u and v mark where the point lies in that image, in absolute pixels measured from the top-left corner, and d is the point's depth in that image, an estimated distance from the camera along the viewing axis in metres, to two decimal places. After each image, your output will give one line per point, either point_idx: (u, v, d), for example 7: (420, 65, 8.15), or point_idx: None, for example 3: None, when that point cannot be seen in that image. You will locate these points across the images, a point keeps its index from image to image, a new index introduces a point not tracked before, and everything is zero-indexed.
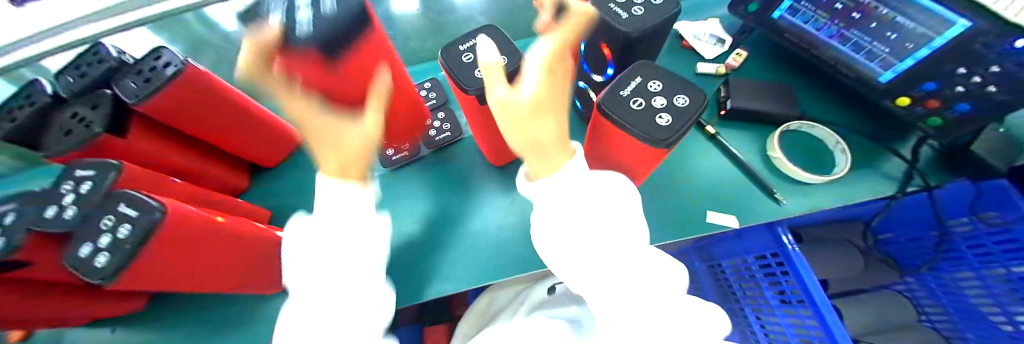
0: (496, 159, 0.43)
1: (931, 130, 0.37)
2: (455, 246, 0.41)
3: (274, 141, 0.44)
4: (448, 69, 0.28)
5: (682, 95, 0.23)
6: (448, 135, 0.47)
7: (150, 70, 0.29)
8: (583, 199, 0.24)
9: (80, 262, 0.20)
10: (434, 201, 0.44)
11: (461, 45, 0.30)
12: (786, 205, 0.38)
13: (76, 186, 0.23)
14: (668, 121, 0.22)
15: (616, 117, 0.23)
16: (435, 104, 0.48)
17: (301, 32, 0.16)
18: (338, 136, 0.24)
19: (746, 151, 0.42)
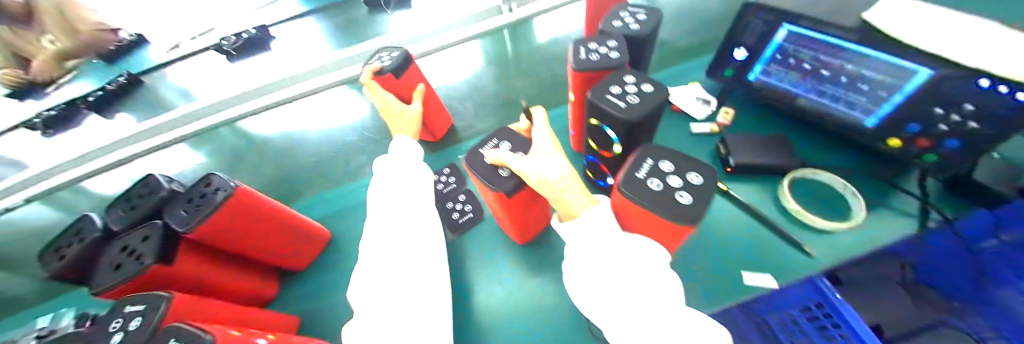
0: (520, 237, 0.45)
1: (929, 165, 0.39)
2: (494, 333, 0.40)
3: (299, 242, 0.47)
4: (472, 170, 0.33)
5: (695, 173, 0.26)
6: (471, 215, 0.50)
7: (201, 197, 0.36)
8: (622, 282, 0.25)
9: None
10: (467, 287, 0.45)
11: (482, 148, 0.34)
12: (816, 258, 0.39)
13: (125, 323, 0.26)
14: (689, 198, 0.24)
15: (639, 198, 0.25)
16: (455, 188, 0.51)
17: (387, 66, 0.43)
18: (401, 110, 0.44)
19: (762, 205, 0.45)
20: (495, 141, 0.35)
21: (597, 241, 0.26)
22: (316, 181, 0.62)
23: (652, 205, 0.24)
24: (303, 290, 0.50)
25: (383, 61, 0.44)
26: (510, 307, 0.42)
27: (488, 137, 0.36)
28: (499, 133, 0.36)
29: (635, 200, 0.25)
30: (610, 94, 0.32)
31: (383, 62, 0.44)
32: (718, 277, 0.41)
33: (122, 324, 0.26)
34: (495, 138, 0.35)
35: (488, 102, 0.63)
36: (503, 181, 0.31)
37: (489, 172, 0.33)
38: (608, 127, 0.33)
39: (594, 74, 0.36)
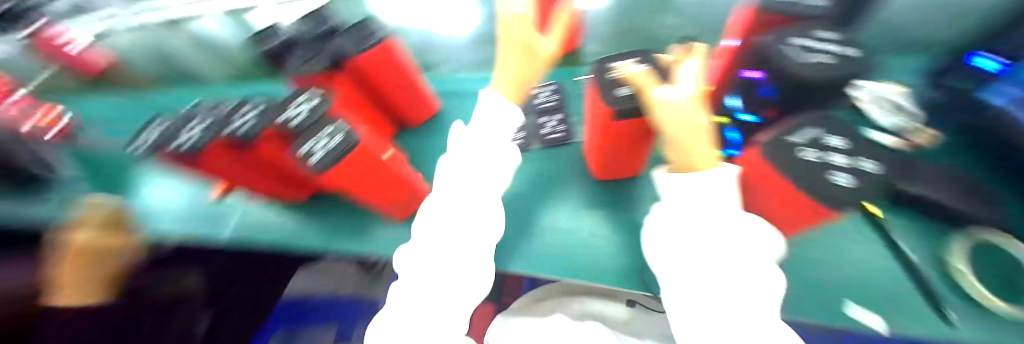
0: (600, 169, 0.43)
1: None
2: (546, 239, 0.43)
3: (417, 103, 0.53)
4: (600, 80, 0.31)
5: (867, 159, 0.21)
6: (559, 136, 0.48)
7: (365, 32, 0.41)
8: (712, 228, 0.24)
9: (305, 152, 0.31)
10: (538, 195, 0.47)
11: (619, 60, 0.32)
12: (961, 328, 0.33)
13: (304, 101, 0.35)
14: (848, 181, 0.20)
15: (782, 161, 0.22)
16: (553, 106, 0.51)
17: None
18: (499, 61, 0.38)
19: (916, 251, 0.39)
20: (631, 59, 0.31)
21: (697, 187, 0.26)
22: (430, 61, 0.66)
23: (790, 171, 0.21)
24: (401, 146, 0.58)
25: None
26: (571, 228, 0.43)
27: (627, 53, 0.32)
28: (635, 53, 0.32)
29: (769, 162, 0.22)
30: (795, 45, 0.27)
31: None
32: (816, 292, 0.37)
33: (304, 100, 0.35)
34: (631, 58, 0.31)
35: (615, 37, 0.58)
36: (620, 102, 0.29)
37: (608, 86, 0.30)
38: (772, 80, 0.29)
39: (780, 21, 0.30)
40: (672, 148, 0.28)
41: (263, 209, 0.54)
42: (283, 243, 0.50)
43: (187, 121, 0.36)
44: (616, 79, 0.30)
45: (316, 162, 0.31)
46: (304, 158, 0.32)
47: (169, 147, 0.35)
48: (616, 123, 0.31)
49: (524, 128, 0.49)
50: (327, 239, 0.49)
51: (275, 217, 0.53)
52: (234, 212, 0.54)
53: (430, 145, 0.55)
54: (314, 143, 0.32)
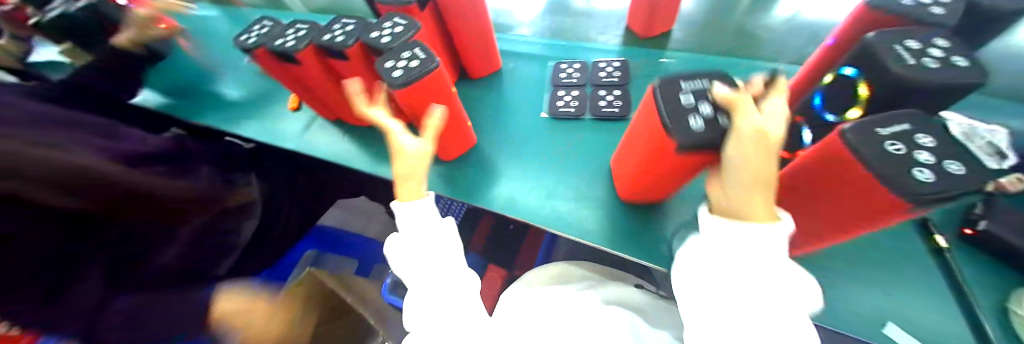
0: (624, 191, 0.39)
1: None
2: (576, 201, 0.43)
3: (486, 56, 0.54)
4: (666, 104, 0.24)
5: (955, 163, 0.21)
6: (615, 111, 0.48)
7: None
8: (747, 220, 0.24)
9: (386, 71, 0.35)
10: (574, 158, 0.46)
11: (683, 83, 0.26)
12: None
13: (391, 27, 0.39)
14: (929, 177, 0.20)
15: (858, 149, 0.22)
16: (614, 82, 0.50)
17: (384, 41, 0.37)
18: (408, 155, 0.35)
19: (979, 291, 0.32)
20: (704, 81, 0.25)
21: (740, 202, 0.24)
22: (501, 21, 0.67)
23: (871, 157, 0.21)
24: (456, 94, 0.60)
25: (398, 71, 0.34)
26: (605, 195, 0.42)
27: (699, 76, 0.26)
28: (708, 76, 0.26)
29: (849, 146, 0.22)
30: (903, 45, 0.26)
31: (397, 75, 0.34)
32: (856, 310, 0.32)
33: (391, 26, 0.39)
34: (708, 81, 0.25)
35: (697, 28, 0.57)
36: (693, 133, 0.23)
37: (678, 111, 0.24)
38: (861, 79, 0.28)
39: (888, 22, 0.29)
40: (735, 192, 0.24)
41: (325, 125, 0.59)
42: (335, 158, 0.54)
43: (288, 30, 0.43)
44: (689, 104, 0.24)
45: (393, 79, 0.34)
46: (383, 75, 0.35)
47: (272, 45, 0.42)
48: (679, 156, 0.25)
49: (581, 97, 0.50)
50: (373, 162, 0.53)
51: (334, 133, 0.58)
52: (302, 122, 0.60)
53: (482, 96, 0.55)
54: (397, 62, 0.35)
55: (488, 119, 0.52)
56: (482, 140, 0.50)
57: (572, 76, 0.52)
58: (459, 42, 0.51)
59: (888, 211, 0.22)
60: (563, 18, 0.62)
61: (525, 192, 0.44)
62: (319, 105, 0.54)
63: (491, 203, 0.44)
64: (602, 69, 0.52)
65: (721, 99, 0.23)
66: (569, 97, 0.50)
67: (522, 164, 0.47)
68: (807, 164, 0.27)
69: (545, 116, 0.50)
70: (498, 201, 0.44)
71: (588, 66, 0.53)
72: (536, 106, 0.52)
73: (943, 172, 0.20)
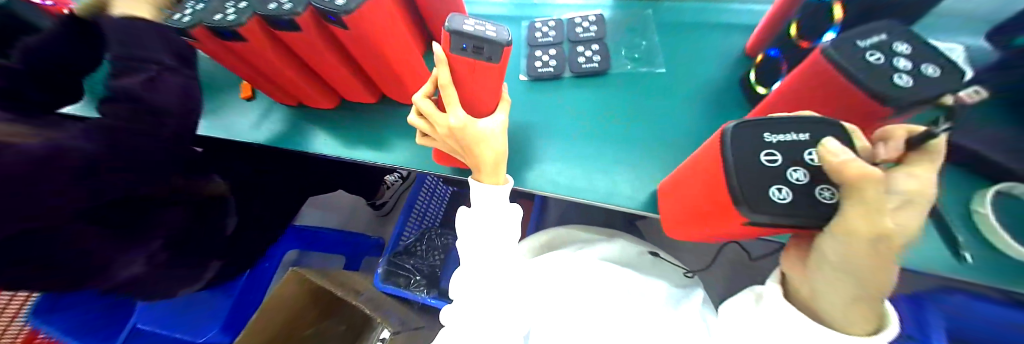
0: (672, 228, 0.34)
1: None
2: (563, 161, 0.41)
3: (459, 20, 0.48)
4: (736, 162, 0.22)
5: (932, 66, 0.21)
6: (595, 66, 0.47)
7: None
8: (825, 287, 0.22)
9: (480, 37, 0.26)
10: (557, 120, 0.44)
11: (772, 136, 0.23)
12: (971, 266, 0.30)
13: None
14: (909, 81, 0.20)
15: (841, 65, 0.22)
16: (591, 37, 0.49)
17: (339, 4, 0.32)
18: (487, 141, 0.35)
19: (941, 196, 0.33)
20: (801, 137, 0.23)
21: (825, 279, 0.22)
22: None
23: (859, 73, 0.21)
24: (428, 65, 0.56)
25: (489, 33, 0.26)
26: (592, 151, 0.41)
27: (788, 119, 0.24)
28: (812, 125, 0.23)
29: (833, 62, 0.22)
30: None
31: (491, 38, 0.26)
32: None
33: None
34: (805, 136, 0.23)
35: None
36: (771, 203, 0.21)
37: (756, 172, 0.22)
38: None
39: None
40: (829, 283, 0.21)
41: (284, 113, 0.54)
42: (304, 146, 0.50)
43: (227, 2, 0.38)
44: (779, 168, 0.22)
45: (494, 42, 0.26)
46: (477, 37, 0.26)
47: (205, 23, 0.37)
48: (748, 222, 0.23)
49: (559, 55, 0.48)
50: (345, 146, 0.50)
51: (299, 118, 0.53)
52: (259, 110, 0.55)
53: None
54: (474, 24, 0.26)
55: None
56: None
57: (548, 35, 0.50)
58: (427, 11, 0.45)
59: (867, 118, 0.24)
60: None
61: (513, 158, 0.42)
62: (274, 88, 0.49)
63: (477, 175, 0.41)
64: (578, 24, 0.50)
65: (829, 168, 0.20)
66: (547, 57, 0.48)
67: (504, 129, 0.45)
68: (797, 89, 0.27)
69: (525, 78, 0.48)
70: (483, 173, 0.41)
71: (563, 23, 0.51)
72: (514, 70, 0.49)
73: (922, 75, 0.20)
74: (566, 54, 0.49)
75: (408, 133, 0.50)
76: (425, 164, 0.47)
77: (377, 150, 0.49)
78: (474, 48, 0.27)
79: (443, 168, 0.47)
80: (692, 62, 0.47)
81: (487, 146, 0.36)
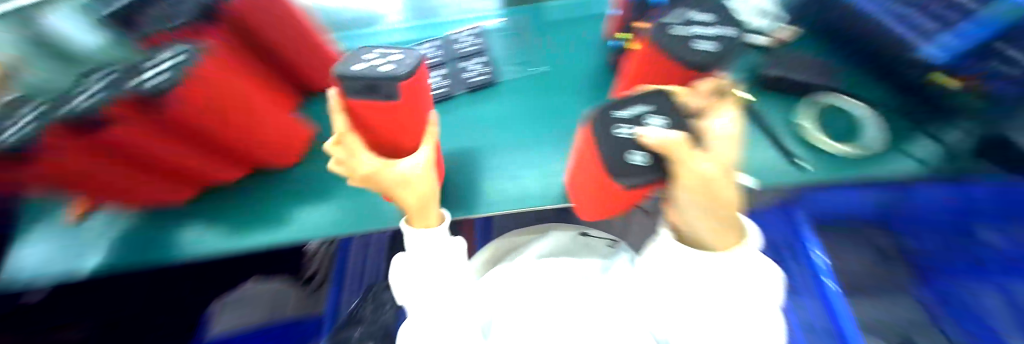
0: (588, 212, 0.39)
1: (967, 110, 0.33)
2: (469, 178, 0.40)
3: (318, 68, 0.43)
4: (602, 141, 0.26)
5: (719, 28, 0.28)
6: (485, 77, 0.49)
7: None
8: (694, 223, 0.27)
9: (373, 75, 0.22)
10: (456, 139, 0.44)
11: (624, 112, 0.27)
12: (810, 172, 0.34)
13: (157, 66, 0.25)
14: (703, 45, 0.27)
15: (661, 43, 0.29)
16: (475, 51, 0.51)
17: (150, 84, 0.24)
18: (407, 185, 0.28)
19: (772, 116, 0.38)
20: (643, 107, 0.27)
21: (692, 218, 0.27)
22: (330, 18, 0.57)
23: (671, 50, 0.28)
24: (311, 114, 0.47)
25: (384, 66, 0.23)
26: (496, 158, 0.42)
27: (635, 97, 0.28)
28: (649, 94, 0.28)
29: (655, 40, 0.29)
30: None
31: (386, 71, 0.22)
32: None
33: (164, 60, 0.25)
34: (649, 107, 0.27)
35: None
36: (634, 167, 0.25)
37: (615, 144, 0.26)
38: None
39: None
40: (693, 219, 0.27)
41: (108, 223, 0.35)
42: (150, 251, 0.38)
43: None
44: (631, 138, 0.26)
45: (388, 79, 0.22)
46: (373, 84, 0.22)
47: None
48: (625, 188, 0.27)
49: (447, 74, 0.49)
50: None
51: None
52: (104, 240, 0.33)
53: None
54: (366, 61, 0.23)
55: None
56: None
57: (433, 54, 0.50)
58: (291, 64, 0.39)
59: (686, 77, 0.30)
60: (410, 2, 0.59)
61: None
62: (106, 200, 0.32)
63: (384, 218, 0.36)
64: (459, 41, 0.52)
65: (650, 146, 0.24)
66: (438, 78, 0.49)
67: None
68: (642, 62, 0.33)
69: None
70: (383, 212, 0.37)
71: (444, 42, 0.53)
72: None
73: (711, 40, 0.27)
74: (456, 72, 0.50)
75: (316, 196, 0.38)
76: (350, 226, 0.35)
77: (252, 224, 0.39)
78: (371, 87, 0.23)
79: (384, 215, 0.36)
80: (566, 55, 0.51)
81: (405, 191, 0.29)
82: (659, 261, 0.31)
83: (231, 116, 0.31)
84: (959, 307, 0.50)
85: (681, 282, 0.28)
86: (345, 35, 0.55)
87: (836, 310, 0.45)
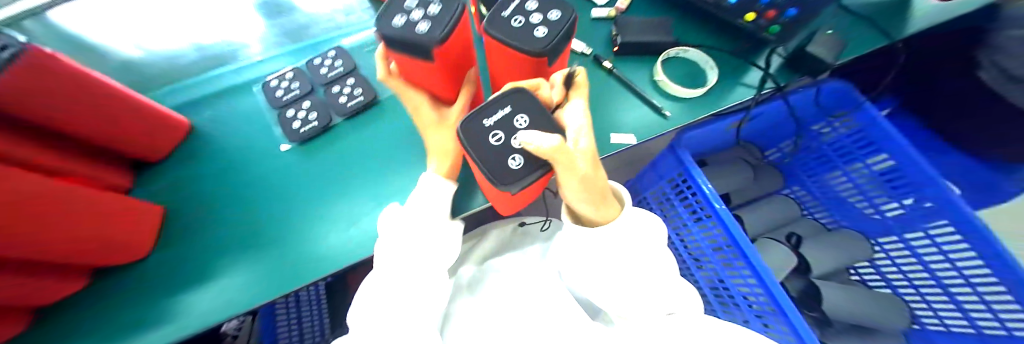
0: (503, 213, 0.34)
1: (774, 37, 0.40)
2: (369, 213, 0.37)
3: (156, 131, 0.37)
4: (475, 159, 0.19)
5: (557, 11, 0.21)
6: (361, 99, 0.41)
7: None
8: (585, 208, 0.26)
9: (399, 34, 0.17)
10: (344, 179, 0.39)
11: (486, 118, 0.19)
12: (672, 118, 0.38)
13: None
14: (544, 34, 0.20)
15: (498, 36, 0.21)
16: (341, 72, 0.43)
17: None
18: (437, 128, 0.29)
19: (637, 79, 0.41)
20: (508, 109, 0.19)
21: (580, 205, 0.25)
22: (146, 67, 0.45)
23: (519, 43, 0.20)
24: (157, 191, 0.39)
25: (417, 23, 0.17)
26: (398, 185, 0.38)
27: (495, 94, 0.20)
28: (507, 95, 0.20)
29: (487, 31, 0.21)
30: None
31: (415, 29, 0.17)
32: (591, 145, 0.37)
33: None
34: (509, 108, 0.20)
35: None
36: (516, 179, 0.19)
37: (493, 157, 0.19)
38: None
39: None
40: (583, 206, 0.25)
41: None
42: None
43: None
44: (503, 147, 0.19)
45: (421, 44, 0.17)
46: (410, 45, 0.18)
47: None
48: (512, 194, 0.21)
49: (316, 105, 0.41)
50: None
51: None
52: None
53: (196, 169, 0.40)
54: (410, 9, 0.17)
55: (222, 194, 0.39)
56: (228, 225, 0.37)
57: (293, 88, 0.42)
58: (99, 137, 0.31)
59: (539, 70, 0.23)
60: (240, 29, 0.48)
61: (306, 251, 0.35)
62: None
63: (277, 286, 0.34)
64: (319, 64, 0.43)
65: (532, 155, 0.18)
66: (304, 112, 0.41)
67: (291, 219, 0.37)
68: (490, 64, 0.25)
69: (289, 145, 0.41)
70: (274, 279, 0.34)
71: (304, 69, 0.43)
72: (272, 142, 0.41)
73: (550, 25, 0.20)
74: (324, 98, 0.42)
75: (200, 280, 0.34)
76: (260, 296, 0.33)
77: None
78: (410, 49, 0.19)
79: (279, 284, 0.34)
80: None
81: (436, 132, 0.30)
82: (568, 244, 0.31)
83: (67, 209, 0.25)
84: (819, 193, 0.63)
85: (598, 265, 0.29)
86: (163, 93, 0.43)
87: (730, 230, 0.45)
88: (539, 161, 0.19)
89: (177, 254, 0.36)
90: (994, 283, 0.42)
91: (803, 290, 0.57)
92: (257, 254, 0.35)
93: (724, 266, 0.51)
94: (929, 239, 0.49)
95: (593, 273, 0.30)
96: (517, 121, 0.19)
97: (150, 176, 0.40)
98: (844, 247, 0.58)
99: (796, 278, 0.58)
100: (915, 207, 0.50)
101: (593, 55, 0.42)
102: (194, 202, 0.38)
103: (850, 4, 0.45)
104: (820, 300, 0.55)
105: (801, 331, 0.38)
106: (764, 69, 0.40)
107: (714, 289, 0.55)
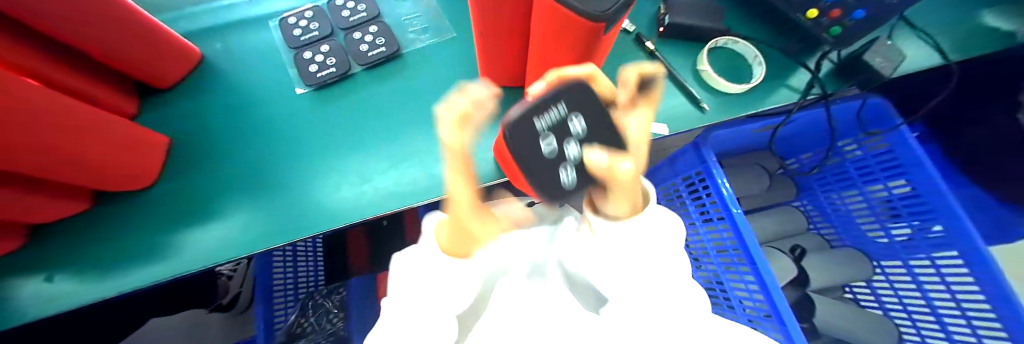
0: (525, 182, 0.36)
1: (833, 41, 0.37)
2: (383, 173, 0.35)
3: (172, 53, 0.35)
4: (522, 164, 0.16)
5: None
6: (383, 50, 0.39)
7: None
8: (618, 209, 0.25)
9: None
10: (360, 133, 0.37)
11: (539, 119, 0.16)
12: (708, 113, 0.36)
13: None
14: None
15: None
16: (364, 18, 0.40)
17: None
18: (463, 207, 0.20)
19: (678, 65, 0.38)
20: (563, 109, 0.16)
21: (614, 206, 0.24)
22: None
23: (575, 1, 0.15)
24: (162, 122, 0.37)
25: None
26: (416, 147, 0.37)
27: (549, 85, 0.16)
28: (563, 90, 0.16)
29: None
30: None
31: None
32: None
33: None
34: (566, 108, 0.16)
35: None
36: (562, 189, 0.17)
37: (543, 168, 0.17)
38: None
39: None
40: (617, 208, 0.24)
41: None
42: None
43: None
44: (556, 155, 0.16)
45: None
46: None
47: None
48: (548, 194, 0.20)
49: (334, 50, 0.38)
50: (46, 282, 0.31)
51: None
52: None
53: (205, 103, 0.38)
54: None
55: (232, 133, 0.37)
56: (235, 166, 0.36)
57: (311, 28, 0.39)
58: (113, 55, 0.29)
59: (588, 41, 0.18)
60: None
61: (316, 202, 0.34)
62: None
63: (281, 234, 0.33)
64: (341, 5, 0.40)
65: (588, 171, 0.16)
66: (321, 56, 0.38)
67: (302, 168, 0.36)
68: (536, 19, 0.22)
69: (303, 89, 0.39)
70: (278, 228, 0.33)
71: (324, 9, 0.40)
72: (286, 84, 0.39)
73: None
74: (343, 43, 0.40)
75: (203, 218, 0.34)
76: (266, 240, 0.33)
77: (102, 270, 0.31)
78: None
79: (283, 232, 0.33)
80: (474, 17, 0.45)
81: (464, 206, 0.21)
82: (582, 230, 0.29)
83: (81, 127, 0.23)
84: (830, 209, 0.63)
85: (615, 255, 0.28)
86: (170, 17, 0.40)
87: (742, 235, 0.44)
88: (594, 175, 0.17)
89: (181, 188, 0.35)
90: (991, 318, 0.42)
91: (797, 300, 0.60)
92: (261, 199, 0.34)
93: (726, 268, 0.51)
94: (934, 268, 0.49)
95: (609, 261, 0.29)
96: (574, 125, 0.16)
97: (155, 105, 0.37)
98: (846, 264, 0.59)
99: (793, 288, 0.61)
100: (925, 235, 0.50)
101: (635, 34, 0.39)
102: (202, 137, 0.37)
103: (912, 15, 0.42)
104: (812, 312, 0.59)
105: (794, 337, 0.39)
106: (813, 72, 0.37)
107: (710, 289, 0.56)
